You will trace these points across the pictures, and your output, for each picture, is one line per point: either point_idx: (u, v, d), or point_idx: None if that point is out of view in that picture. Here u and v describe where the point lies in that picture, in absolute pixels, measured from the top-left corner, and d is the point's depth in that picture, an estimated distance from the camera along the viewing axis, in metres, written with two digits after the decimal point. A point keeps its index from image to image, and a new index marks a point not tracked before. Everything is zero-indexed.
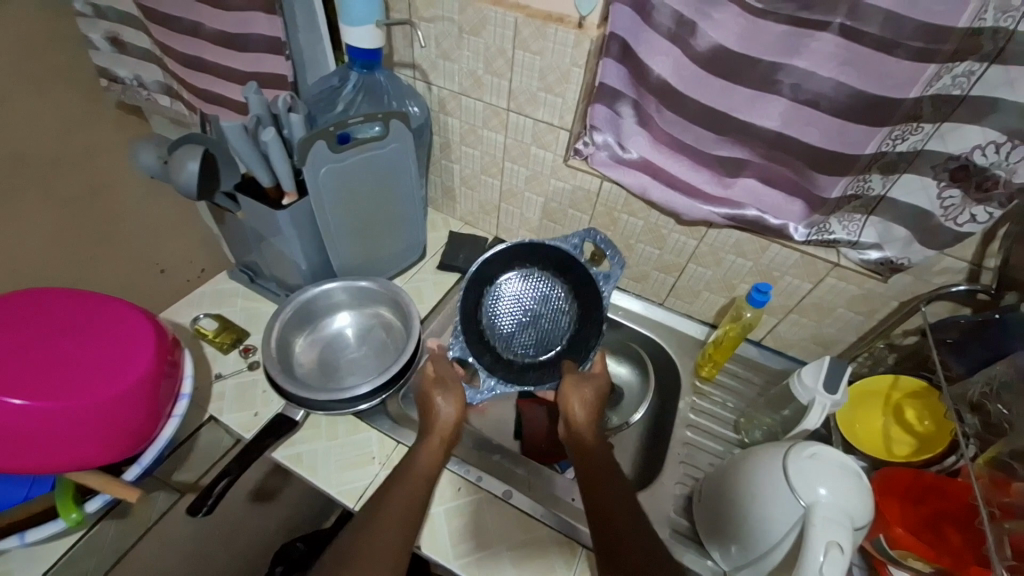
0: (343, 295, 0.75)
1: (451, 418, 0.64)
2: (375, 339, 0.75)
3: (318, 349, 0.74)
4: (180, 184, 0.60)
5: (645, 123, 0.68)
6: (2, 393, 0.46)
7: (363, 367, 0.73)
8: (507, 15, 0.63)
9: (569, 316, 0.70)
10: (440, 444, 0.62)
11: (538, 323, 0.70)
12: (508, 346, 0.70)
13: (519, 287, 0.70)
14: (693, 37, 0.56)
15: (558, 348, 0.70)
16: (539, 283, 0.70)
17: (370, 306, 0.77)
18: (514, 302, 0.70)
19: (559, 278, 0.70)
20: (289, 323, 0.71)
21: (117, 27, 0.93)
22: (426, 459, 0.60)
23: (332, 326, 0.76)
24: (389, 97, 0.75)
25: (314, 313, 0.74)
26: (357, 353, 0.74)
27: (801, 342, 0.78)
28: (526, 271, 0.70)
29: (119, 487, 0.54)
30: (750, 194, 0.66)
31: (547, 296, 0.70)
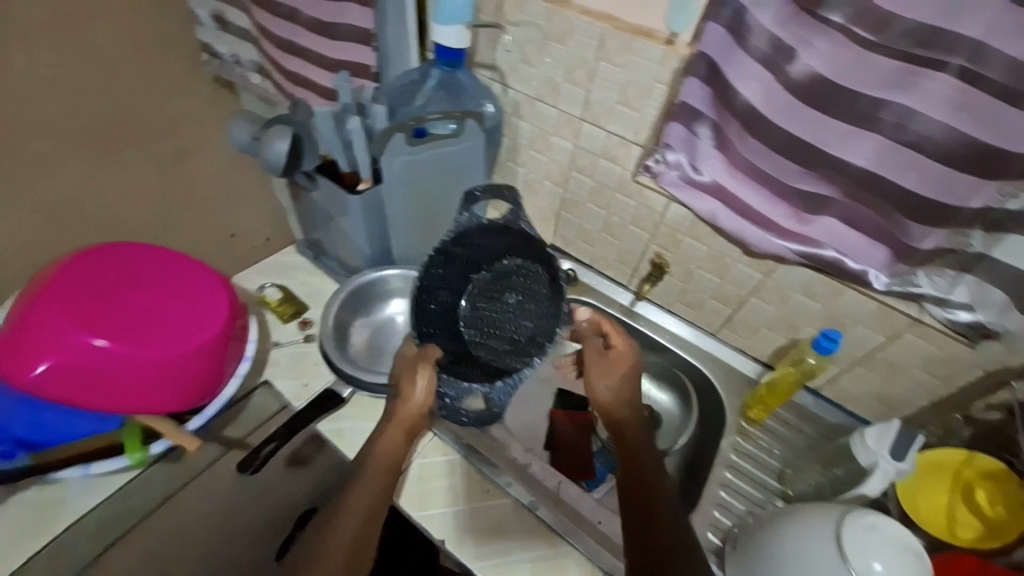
0: (400, 282, 0.77)
1: (417, 403, 0.60)
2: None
3: (370, 331, 0.76)
4: (268, 160, 0.64)
5: (723, 146, 0.63)
6: (88, 334, 0.51)
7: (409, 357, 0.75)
8: (594, 25, 0.63)
9: (545, 284, 0.64)
10: (403, 431, 0.60)
11: (524, 314, 0.65)
12: (514, 363, 0.63)
13: (486, 304, 0.65)
14: (789, 64, 0.53)
15: (554, 318, 0.63)
16: (502, 279, 0.65)
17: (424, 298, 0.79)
18: (490, 318, 0.65)
19: (513, 261, 0.65)
20: (346, 301, 0.74)
21: (223, 6, 0.99)
22: (387, 446, 0.59)
23: (385, 312, 0.78)
24: (466, 96, 0.76)
25: (370, 296, 0.77)
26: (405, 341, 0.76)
27: (864, 398, 0.73)
28: (485, 277, 0.65)
29: (180, 436, 0.59)
30: (831, 233, 0.61)
31: (515, 286, 0.65)
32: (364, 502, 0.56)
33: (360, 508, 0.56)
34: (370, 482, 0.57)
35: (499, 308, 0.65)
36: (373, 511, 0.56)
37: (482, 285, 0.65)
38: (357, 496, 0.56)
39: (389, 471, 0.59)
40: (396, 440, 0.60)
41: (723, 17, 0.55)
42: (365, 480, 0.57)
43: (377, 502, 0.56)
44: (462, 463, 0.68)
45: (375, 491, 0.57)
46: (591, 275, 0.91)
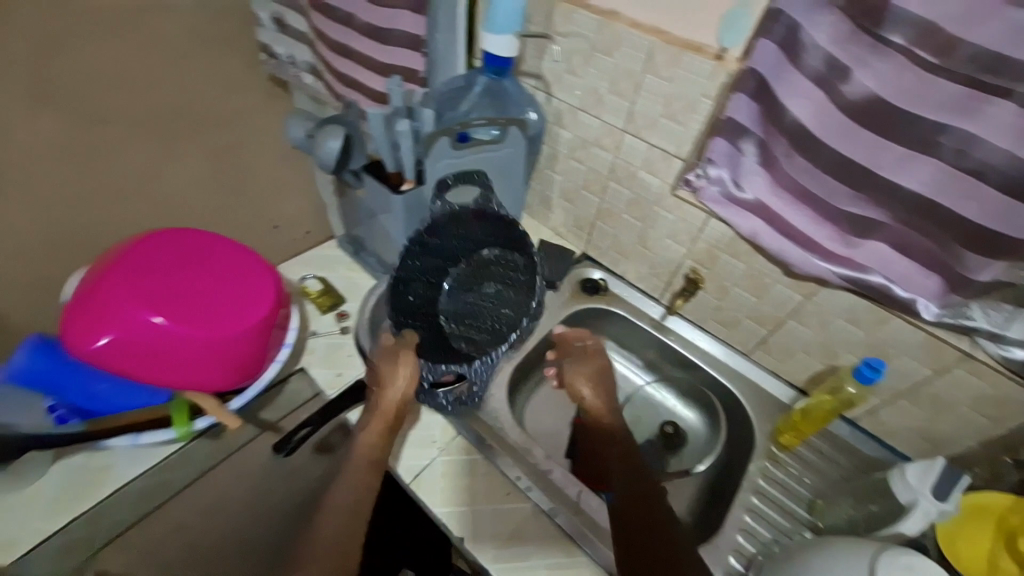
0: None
1: (398, 399, 0.64)
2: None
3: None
4: (322, 158, 0.67)
5: (769, 163, 0.62)
6: (148, 312, 0.54)
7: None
8: (642, 38, 0.63)
9: (517, 271, 0.74)
10: (385, 425, 0.64)
11: (500, 300, 0.74)
12: (492, 344, 0.74)
13: (463, 292, 0.73)
14: (844, 83, 0.51)
15: (526, 301, 0.75)
16: (478, 270, 0.73)
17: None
18: (467, 306, 0.73)
19: (485, 251, 0.73)
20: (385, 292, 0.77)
21: (284, 9, 1.03)
22: (367, 442, 0.63)
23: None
24: (511, 103, 0.78)
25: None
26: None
27: (905, 432, 0.70)
28: (459, 268, 0.72)
29: (224, 414, 0.62)
30: (878, 259, 0.59)
31: (490, 275, 0.74)
32: (345, 500, 0.60)
33: (342, 506, 0.60)
34: (353, 480, 0.61)
35: (477, 298, 0.74)
36: (356, 508, 0.60)
37: (460, 277, 0.73)
38: (339, 494, 0.61)
39: (373, 466, 0.62)
40: (376, 435, 0.63)
41: (776, 33, 0.54)
42: (348, 478, 0.61)
43: (360, 499, 0.60)
44: (484, 463, 0.69)
45: (358, 487, 0.61)
46: (622, 287, 0.91)
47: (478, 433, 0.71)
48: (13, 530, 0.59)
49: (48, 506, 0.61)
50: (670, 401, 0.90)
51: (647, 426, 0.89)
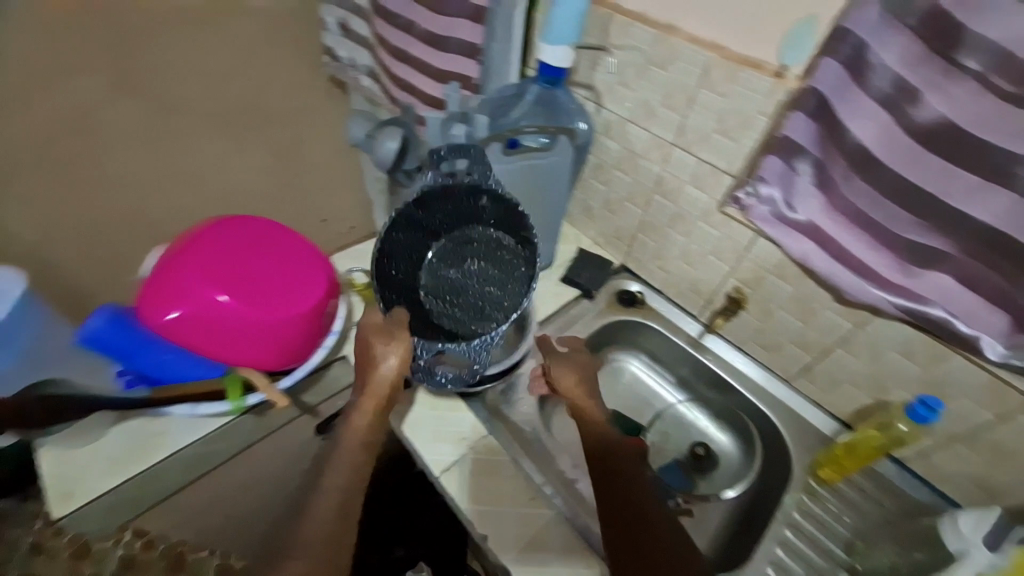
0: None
1: (387, 376, 0.61)
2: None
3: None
4: (379, 158, 0.71)
5: (825, 186, 0.60)
6: (216, 292, 0.59)
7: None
8: (700, 53, 0.63)
9: (505, 247, 0.67)
10: (374, 406, 0.63)
11: (485, 280, 0.69)
12: (476, 326, 0.67)
13: (446, 269, 0.69)
14: (913, 107, 0.49)
15: (516, 280, 0.67)
16: (463, 245, 0.69)
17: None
18: (449, 284, 0.69)
19: (471, 227, 0.68)
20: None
21: (349, 15, 1.08)
22: (359, 422, 0.62)
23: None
24: (563, 112, 0.77)
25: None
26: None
27: (959, 479, 0.65)
28: (443, 242, 0.68)
29: (273, 392, 0.65)
30: (941, 291, 0.55)
31: (475, 252, 0.68)
32: (338, 483, 0.60)
33: (335, 492, 0.59)
34: (346, 461, 0.61)
35: (462, 276, 0.69)
36: (349, 490, 0.60)
37: (444, 252, 0.69)
38: (334, 476, 0.60)
39: (366, 447, 0.62)
40: (367, 414, 0.62)
41: (841, 53, 0.52)
42: (340, 460, 0.61)
43: (354, 484, 0.60)
44: (510, 465, 0.70)
45: (349, 469, 0.61)
46: (660, 301, 0.89)
47: (506, 435, 0.73)
48: (73, 482, 0.64)
49: (108, 464, 0.66)
50: (703, 422, 0.87)
51: (676, 444, 0.86)
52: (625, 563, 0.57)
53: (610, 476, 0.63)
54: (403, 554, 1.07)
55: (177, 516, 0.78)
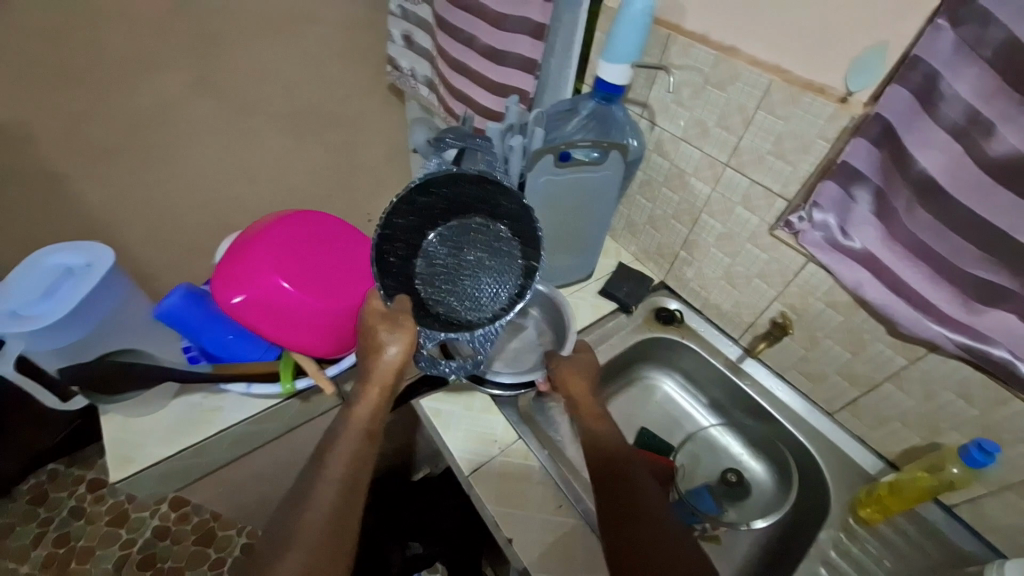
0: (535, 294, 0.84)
1: (394, 362, 0.61)
2: (533, 343, 0.83)
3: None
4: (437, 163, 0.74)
5: (884, 214, 0.59)
6: (279, 278, 0.62)
7: (509, 358, 0.82)
8: (761, 76, 0.63)
9: (503, 237, 0.66)
10: (379, 393, 0.62)
11: (482, 270, 0.66)
12: (470, 317, 0.66)
13: (442, 256, 0.66)
14: (987, 140, 0.48)
15: (514, 272, 0.66)
16: (461, 233, 0.66)
17: (548, 315, 0.83)
18: (444, 271, 0.66)
19: (469, 215, 0.65)
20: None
21: (412, 27, 1.13)
22: (363, 409, 0.61)
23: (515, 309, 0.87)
24: (615, 129, 0.79)
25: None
26: (512, 344, 0.84)
27: (1015, 534, 0.61)
28: (441, 229, 0.65)
29: (322, 378, 0.69)
30: (1005, 331, 0.53)
31: (473, 242, 0.66)
32: (338, 470, 0.58)
33: (337, 480, 0.57)
34: (345, 450, 0.59)
35: (458, 264, 0.66)
36: (352, 477, 0.58)
37: (440, 239, 0.66)
38: (334, 465, 0.58)
39: (369, 436, 0.61)
40: (372, 401, 0.61)
41: (911, 81, 0.51)
42: (342, 447, 0.59)
43: (356, 472, 0.59)
44: (540, 471, 0.70)
45: (349, 457, 0.59)
46: (699, 321, 0.89)
47: (538, 439, 0.73)
48: (133, 449, 0.69)
49: (166, 435, 0.70)
50: (735, 448, 0.85)
51: (706, 471, 0.82)
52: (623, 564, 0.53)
53: (612, 477, 0.60)
54: (419, 551, 1.08)
55: (219, 489, 0.83)
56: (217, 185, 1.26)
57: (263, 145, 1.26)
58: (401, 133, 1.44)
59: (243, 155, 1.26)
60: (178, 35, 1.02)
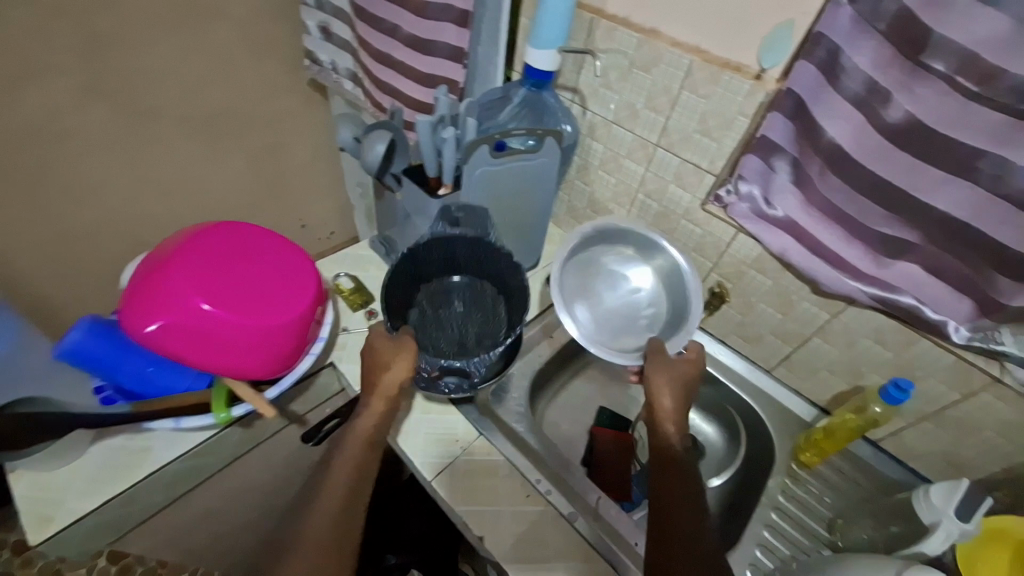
0: (669, 268, 0.73)
1: (398, 380, 0.64)
2: (636, 314, 0.74)
3: (607, 268, 0.76)
4: (366, 160, 0.72)
5: (801, 182, 0.63)
6: (199, 300, 0.57)
7: (605, 317, 0.73)
8: (683, 57, 0.65)
9: (488, 293, 0.73)
10: (383, 408, 0.64)
11: (470, 319, 0.72)
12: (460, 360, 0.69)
13: (432, 309, 0.71)
14: (884, 107, 0.52)
15: (501, 324, 0.71)
16: (450, 288, 0.73)
17: (670, 298, 0.73)
18: (434, 321, 0.71)
19: (459, 271, 0.73)
20: (617, 231, 0.74)
21: (329, 18, 1.06)
22: (368, 420, 0.63)
23: (641, 268, 0.75)
24: (548, 116, 0.80)
25: (642, 242, 0.74)
26: (615, 304, 0.74)
27: (930, 457, 0.69)
28: (463, 281, 0.74)
29: (260, 401, 0.63)
30: (910, 281, 0.59)
31: (462, 295, 0.73)
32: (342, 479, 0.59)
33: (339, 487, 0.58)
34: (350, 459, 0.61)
35: (445, 316, 0.71)
36: (355, 485, 0.59)
37: (430, 293, 0.72)
38: (338, 473, 0.59)
39: (370, 445, 0.62)
40: (376, 414, 0.63)
41: (817, 57, 0.55)
42: (345, 456, 0.60)
43: (361, 478, 0.60)
44: (505, 465, 0.70)
45: (354, 466, 0.60)
46: None
47: (501, 433, 0.73)
48: (53, 506, 0.61)
49: (88, 484, 0.62)
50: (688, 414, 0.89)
51: None
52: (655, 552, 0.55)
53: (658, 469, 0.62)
54: (395, 562, 1.03)
55: (162, 534, 0.75)
56: (122, 198, 1.18)
57: (172, 150, 1.20)
58: (326, 133, 1.47)
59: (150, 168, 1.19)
60: (58, 37, 0.95)
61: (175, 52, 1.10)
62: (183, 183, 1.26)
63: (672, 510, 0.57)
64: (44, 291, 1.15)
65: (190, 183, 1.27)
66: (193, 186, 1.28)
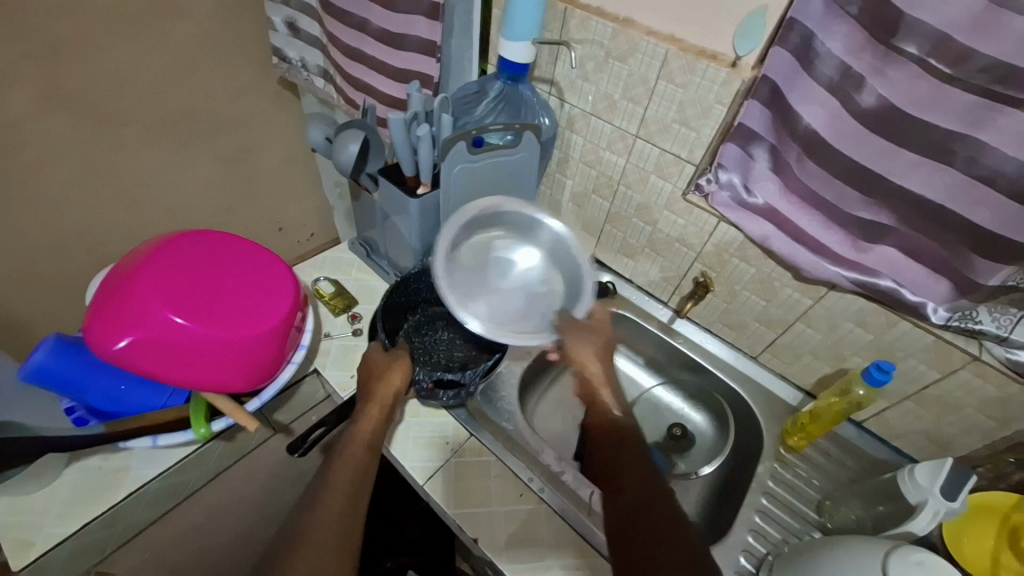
0: (549, 238, 0.75)
1: (394, 387, 0.66)
2: (534, 291, 0.75)
3: (495, 256, 0.76)
4: (340, 161, 0.70)
5: (780, 169, 0.64)
6: (172, 313, 0.55)
7: (504, 303, 0.72)
8: (658, 46, 0.64)
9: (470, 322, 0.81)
10: (379, 415, 0.64)
11: (455, 342, 0.79)
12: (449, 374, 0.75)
13: (420, 334, 0.79)
14: (859, 92, 0.52)
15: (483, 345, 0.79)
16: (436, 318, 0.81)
17: (560, 271, 0.75)
18: (422, 345, 0.78)
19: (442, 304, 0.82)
20: (495, 216, 0.74)
21: (296, 14, 1.03)
22: (366, 425, 0.63)
23: (519, 246, 0.77)
24: (527, 109, 0.79)
25: (513, 223, 0.76)
26: (510, 289, 0.74)
27: (913, 436, 0.71)
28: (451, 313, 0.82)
29: (242, 414, 0.61)
30: (888, 263, 0.59)
31: (446, 324, 0.81)
32: (342, 483, 0.57)
33: (339, 491, 0.56)
34: (349, 464, 0.59)
35: (432, 340, 0.79)
36: (356, 487, 0.57)
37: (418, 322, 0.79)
38: (337, 478, 0.57)
39: (370, 449, 0.61)
40: (373, 421, 0.63)
41: (790, 43, 0.55)
42: (346, 459, 0.59)
43: (361, 482, 0.58)
44: (497, 465, 0.70)
45: (355, 471, 0.58)
46: (631, 289, 0.91)
47: (489, 432, 0.73)
48: (30, 530, 0.58)
49: (64, 507, 0.60)
50: (678, 404, 0.91)
51: (654, 429, 0.89)
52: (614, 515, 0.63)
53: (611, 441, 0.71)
54: (392, 565, 1.03)
55: (147, 553, 0.73)
56: (86, 207, 1.14)
57: (137, 155, 1.16)
58: (300, 132, 1.43)
59: (116, 174, 1.15)
60: (10, 42, 0.91)
61: (133, 53, 1.06)
62: (150, 189, 1.22)
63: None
64: (9, 306, 1.11)
65: (158, 189, 1.23)
66: (162, 191, 1.24)
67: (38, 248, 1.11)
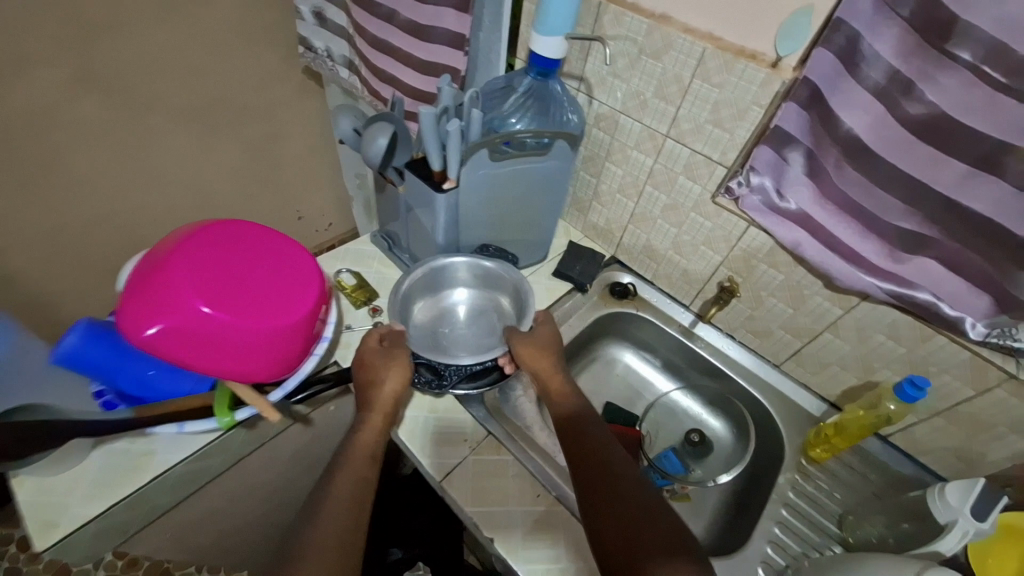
0: (474, 273, 0.79)
1: (392, 394, 0.66)
2: (487, 321, 0.80)
3: (441, 312, 0.80)
4: (369, 154, 0.70)
5: (815, 174, 0.61)
6: (199, 302, 0.55)
7: (469, 344, 0.77)
8: (695, 44, 0.63)
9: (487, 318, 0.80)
10: (382, 420, 0.64)
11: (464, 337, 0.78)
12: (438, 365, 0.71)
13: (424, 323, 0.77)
14: (906, 98, 0.50)
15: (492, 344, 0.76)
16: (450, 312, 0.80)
17: (499, 289, 0.80)
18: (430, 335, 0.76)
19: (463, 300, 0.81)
20: (419, 283, 0.77)
21: (323, 3, 1.03)
22: (367, 435, 0.63)
23: (450, 298, 0.81)
24: (556, 105, 0.76)
25: (438, 282, 0.79)
26: (468, 329, 0.79)
27: (940, 452, 0.69)
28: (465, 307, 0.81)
29: (265, 406, 0.62)
30: (927, 276, 0.57)
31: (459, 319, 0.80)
32: (347, 491, 0.57)
33: (342, 499, 0.56)
34: (352, 473, 0.59)
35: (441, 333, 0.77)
36: (360, 496, 0.57)
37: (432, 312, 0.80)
38: (341, 486, 0.57)
39: (372, 460, 0.61)
40: (375, 430, 0.63)
41: (835, 44, 0.53)
42: (347, 470, 0.59)
43: (363, 490, 0.58)
44: (515, 464, 0.69)
45: (357, 480, 0.59)
46: (652, 292, 0.90)
47: (507, 432, 0.73)
48: (57, 510, 0.60)
49: (90, 490, 0.62)
50: (695, 409, 0.88)
51: (669, 435, 0.86)
52: (596, 499, 0.55)
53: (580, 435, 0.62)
54: (401, 556, 1.03)
55: (169, 536, 0.74)
56: (113, 190, 1.16)
57: (163, 141, 1.17)
58: (322, 121, 1.43)
59: (142, 160, 1.17)
60: (42, 26, 0.92)
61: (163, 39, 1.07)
62: (175, 175, 1.24)
63: (619, 458, 0.59)
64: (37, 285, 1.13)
65: (182, 174, 1.25)
66: (186, 178, 1.26)
67: (67, 230, 1.13)
